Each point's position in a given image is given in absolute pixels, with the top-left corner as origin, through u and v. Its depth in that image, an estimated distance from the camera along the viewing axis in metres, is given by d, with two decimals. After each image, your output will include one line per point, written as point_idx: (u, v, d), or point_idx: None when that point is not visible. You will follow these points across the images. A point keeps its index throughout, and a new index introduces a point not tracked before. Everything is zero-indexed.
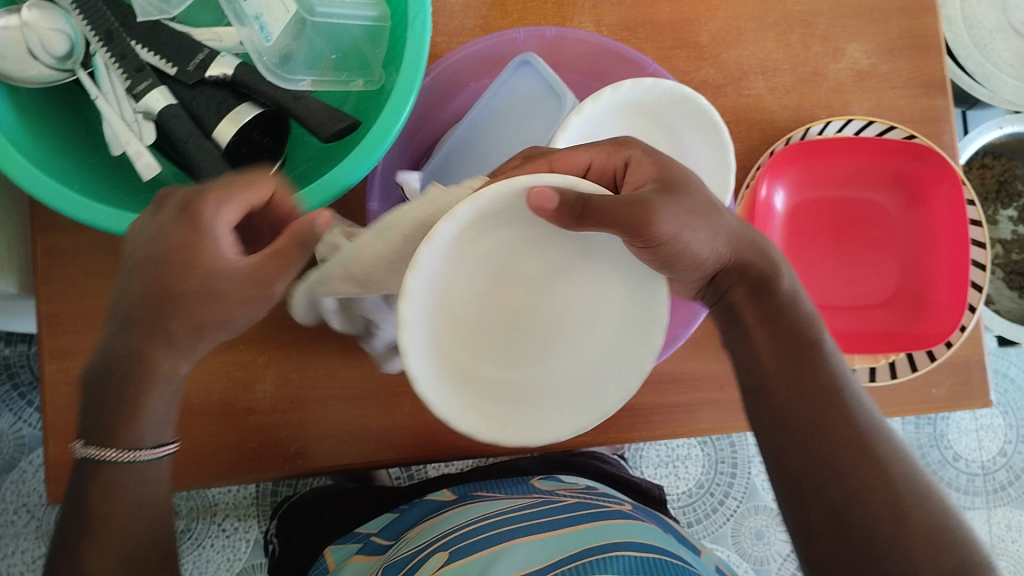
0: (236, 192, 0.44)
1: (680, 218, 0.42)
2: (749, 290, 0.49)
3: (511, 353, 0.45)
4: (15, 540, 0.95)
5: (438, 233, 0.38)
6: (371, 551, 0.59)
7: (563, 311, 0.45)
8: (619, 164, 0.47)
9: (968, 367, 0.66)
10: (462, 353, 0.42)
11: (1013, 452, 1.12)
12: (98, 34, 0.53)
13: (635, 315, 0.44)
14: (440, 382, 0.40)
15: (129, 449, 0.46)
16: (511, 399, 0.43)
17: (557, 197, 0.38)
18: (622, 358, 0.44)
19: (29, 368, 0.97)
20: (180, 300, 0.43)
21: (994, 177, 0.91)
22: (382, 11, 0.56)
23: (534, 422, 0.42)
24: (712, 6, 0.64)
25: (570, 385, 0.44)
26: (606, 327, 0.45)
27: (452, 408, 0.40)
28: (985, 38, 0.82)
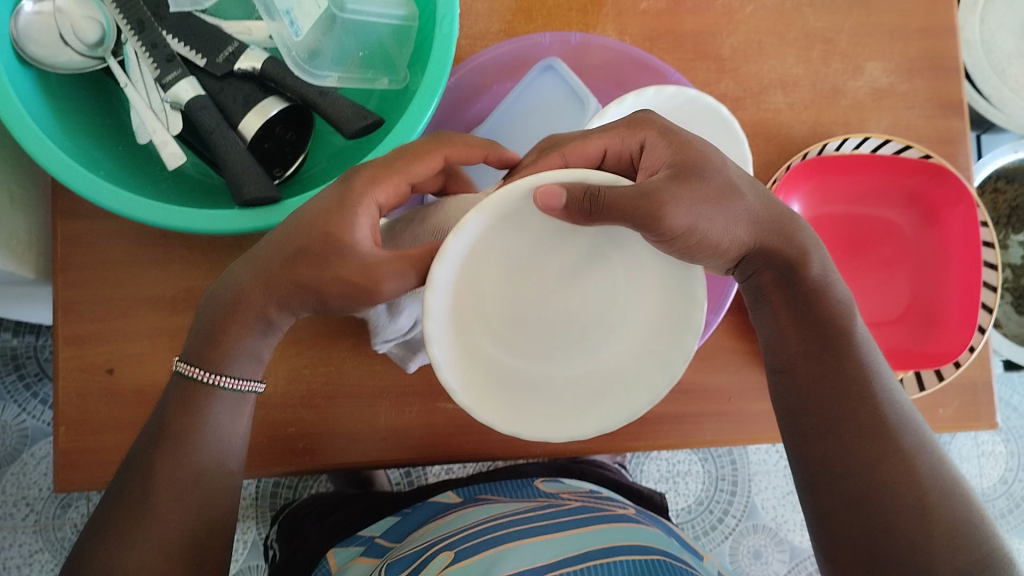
0: (387, 172, 0.44)
1: (694, 204, 0.41)
2: (778, 278, 0.48)
3: (541, 346, 0.47)
4: (13, 533, 0.94)
5: (463, 225, 0.39)
6: (375, 553, 0.59)
7: (595, 306, 0.47)
8: (635, 146, 0.45)
9: (975, 387, 0.66)
10: (488, 345, 0.45)
11: (1014, 480, 1.12)
12: (130, 23, 0.54)
13: (675, 310, 0.45)
14: (466, 373, 0.42)
15: (216, 375, 0.46)
16: (540, 392, 0.45)
17: (565, 194, 0.39)
18: (655, 351, 0.45)
19: (36, 359, 0.98)
20: (303, 263, 0.43)
21: (1006, 202, 0.92)
22: (411, 11, 0.56)
23: (562, 414, 0.44)
24: (735, 20, 0.65)
25: (597, 387, 0.46)
26: (640, 322, 0.46)
27: (473, 397, 0.42)
28: (1002, 63, 0.83)
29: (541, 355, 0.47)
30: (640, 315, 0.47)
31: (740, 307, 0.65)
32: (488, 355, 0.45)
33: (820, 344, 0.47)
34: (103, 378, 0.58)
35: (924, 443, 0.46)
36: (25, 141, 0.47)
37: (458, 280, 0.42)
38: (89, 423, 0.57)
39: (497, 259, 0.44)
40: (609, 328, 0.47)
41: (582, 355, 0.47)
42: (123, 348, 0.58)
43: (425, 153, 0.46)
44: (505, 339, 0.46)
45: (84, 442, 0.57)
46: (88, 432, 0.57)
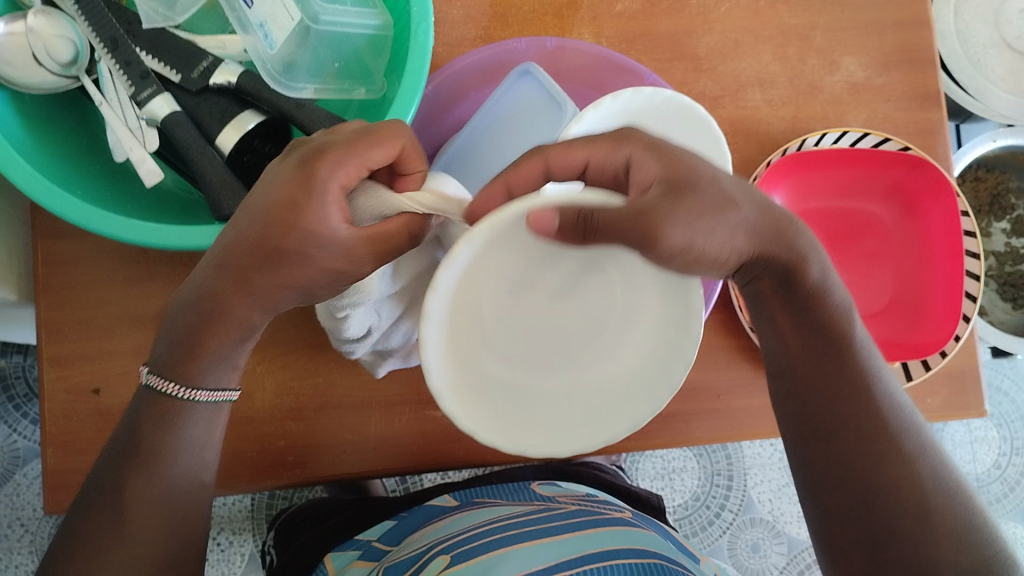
0: (349, 155, 0.41)
1: (689, 225, 0.39)
2: (776, 279, 0.47)
3: (544, 358, 0.45)
4: (8, 554, 0.94)
5: (454, 258, 0.37)
6: (371, 556, 0.59)
7: (598, 312, 0.45)
8: (619, 163, 0.43)
9: (962, 375, 0.66)
10: (490, 364, 0.43)
11: (1007, 465, 1.13)
12: (103, 41, 0.53)
13: (674, 319, 0.43)
14: (467, 394, 0.41)
15: (192, 389, 0.44)
16: (544, 408, 0.44)
17: (558, 218, 0.35)
18: (658, 363, 0.43)
19: (25, 379, 0.97)
20: (276, 255, 0.41)
21: (987, 190, 0.92)
22: (386, 20, 0.56)
23: (568, 431, 0.43)
24: (710, 20, 0.65)
25: (600, 393, 0.44)
26: (642, 330, 0.44)
27: (474, 421, 0.41)
28: (977, 53, 0.84)
29: (544, 367, 0.45)
30: (642, 322, 0.44)
31: (726, 304, 0.65)
32: (490, 375, 0.43)
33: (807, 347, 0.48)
34: (89, 399, 0.58)
35: (909, 436, 0.46)
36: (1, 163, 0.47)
37: (451, 310, 0.39)
38: (77, 445, 0.57)
39: (495, 278, 0.41)
40: (614, 335, 0.45)
41: (587, 365, 0.45)
42: (109, 367, 0.58)
43: (386, 135, 0.42)
44: (507, 354, 0.44)
45: (73, 462, 0.57)
46: (76, 453, 0.57)
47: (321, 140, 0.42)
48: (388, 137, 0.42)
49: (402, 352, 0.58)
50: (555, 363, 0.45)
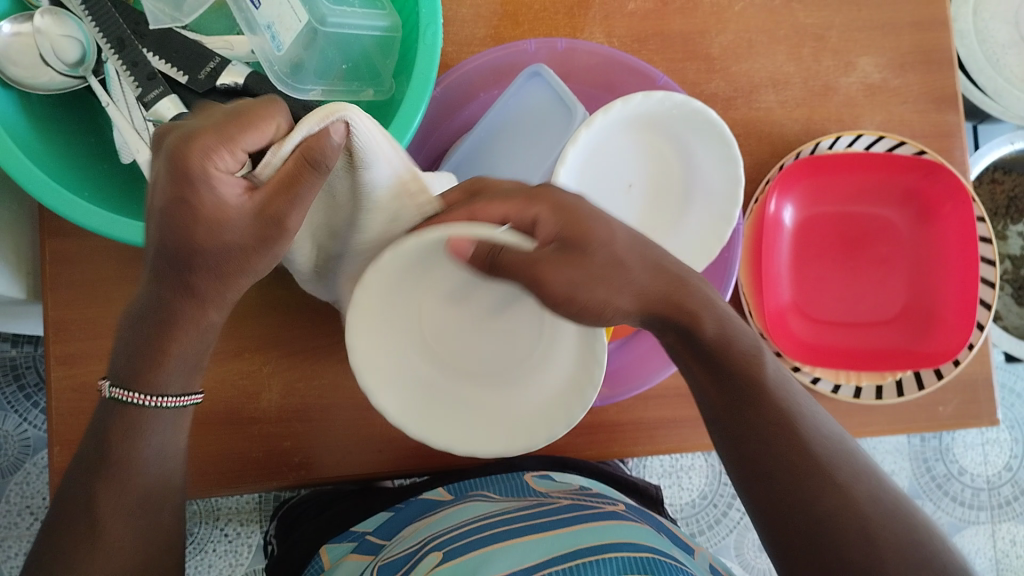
0: (218, 139, 0.36)
1: (574, 274, 0.41)
2: (677, 333, 0.46)
3: (477, 379, 0.51)
4: (18, 542, 0.95)
5: (368, 277, 0.43)
6: (367, 549, 0.58)
7: (525, 346, 0.51)
8: (528, 221, 0.42)
9: (975, 385, 0.65)
10: (423, 372, 0.50)
11: (1018, 467, 1.12)
12: (110, 41, 0.53)
13: (574, 350, 0.48)
14: (390, 377, 0.47)
15: (156, 396, 0.44)
16: (473, 417, 0.49)
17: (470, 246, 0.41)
18: (564, 392, 0.47)
19: (35, 369, 0.97)
20: (202, 254, 0.39)
21: (1004, 193, 0.91)
22: (394, 21, 0.56)
23: (484, 432, 0.48)
24: (724, 19, 0.64)
25: (509, 411, 0.49)
26: (557, 361, 0.49)
27: (403, 413, 0.47)
28: (997, 53, 0.82)
29: (477, 385, 0.51)
30: (558, 354, 0.49)
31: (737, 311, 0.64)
32: (422, 380, 0.50)
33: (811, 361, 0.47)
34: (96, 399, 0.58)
35: None
36: (8, 164, 0.47)
37: (381, 320, 0.47)
38: None
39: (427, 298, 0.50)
40: (536, 364, 0.50)
41: (511, 388, 0.50)
42: None
43: (259, 115, 0.37)
44: (442, 366, 0.51)
45: None
46: None
47: (189, 125, 0.37)
48: (261, 117, 0.37)
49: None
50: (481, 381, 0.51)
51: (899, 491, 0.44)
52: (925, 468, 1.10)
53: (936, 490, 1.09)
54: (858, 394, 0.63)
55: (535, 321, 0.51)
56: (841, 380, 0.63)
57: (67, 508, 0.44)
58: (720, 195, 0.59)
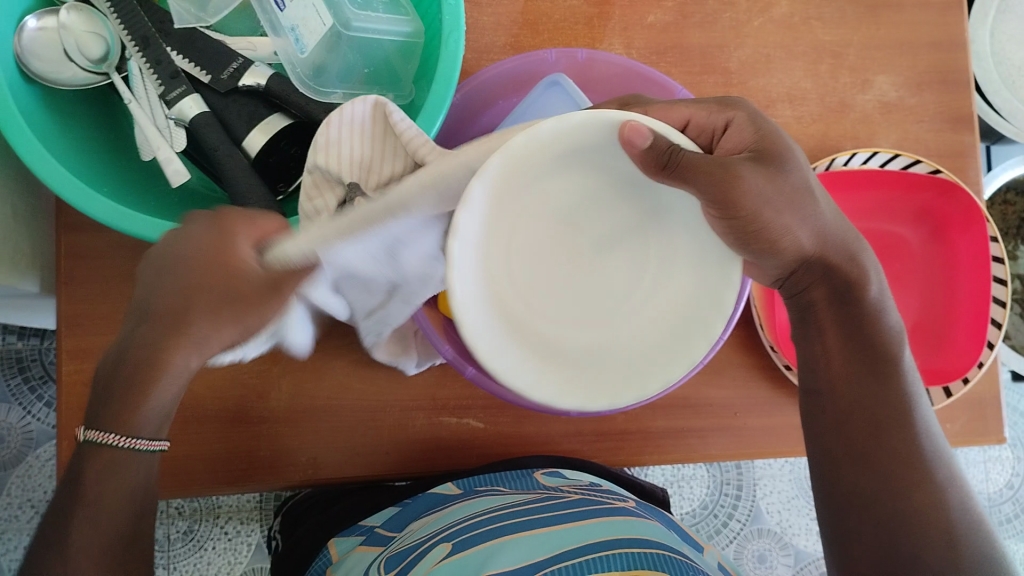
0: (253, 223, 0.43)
1: (761, 184, 0.41)
2: (830, 294, 0.47)
3: (561, 318, 0.42)
4: (18, 535, 0.95)
5: (492, 165, 0.36)
6: (374, 541, 0.59)
7: (619, 292, 0.43)
8: (720, 124, 0.46)
9: (982, 404, 0.65)
10: (505, 299, 0.40)
11: (1020, 485, 1.12)
12: (135, 39, 0.53)
13: (705, 294, 0.41)
14: (481, 295, 0.38)
15: (131, 437, 0.43)
16: (557, 359, 0.40)
17: (649, 137, 0.36)
18: (674, 333, 0.40)
19: (40, 362, 0.98)
20: (227, 307, 0.42)
21: (1015, 213, 0.91)
22: (417, 28, 0.55)
23: (565, 377, 0.39)
24: (742, 34, 0.65)
25: (606, 353, 0.41)
26: (662, 307, 0.42)
27: (489, 338, 0.37)
28: (1012, 74, 0.82)
29: (557, 326, 0.41)
30: (664, 296, 0.42)
31: (747, 323, 0.64)
32: (495, 304, 0.39)
33: (867, 364, 0.47)
34: None
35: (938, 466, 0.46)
36: (26, 156, 0.47)
37: (493, 220, 0.38)
38: None
39: (537, 203, 0.41)
40: (635, 306, 0.42)
41: (595, 329, 0.42)
42: None
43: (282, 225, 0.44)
44: (526, 299, 0.41)
45: None
46: None
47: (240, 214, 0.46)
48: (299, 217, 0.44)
49: (421, 345, 0.59)
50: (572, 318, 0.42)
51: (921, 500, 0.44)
52: None
53: None
54: None
55: (643, 256, 0.43)
56: None
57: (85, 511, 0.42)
58: None
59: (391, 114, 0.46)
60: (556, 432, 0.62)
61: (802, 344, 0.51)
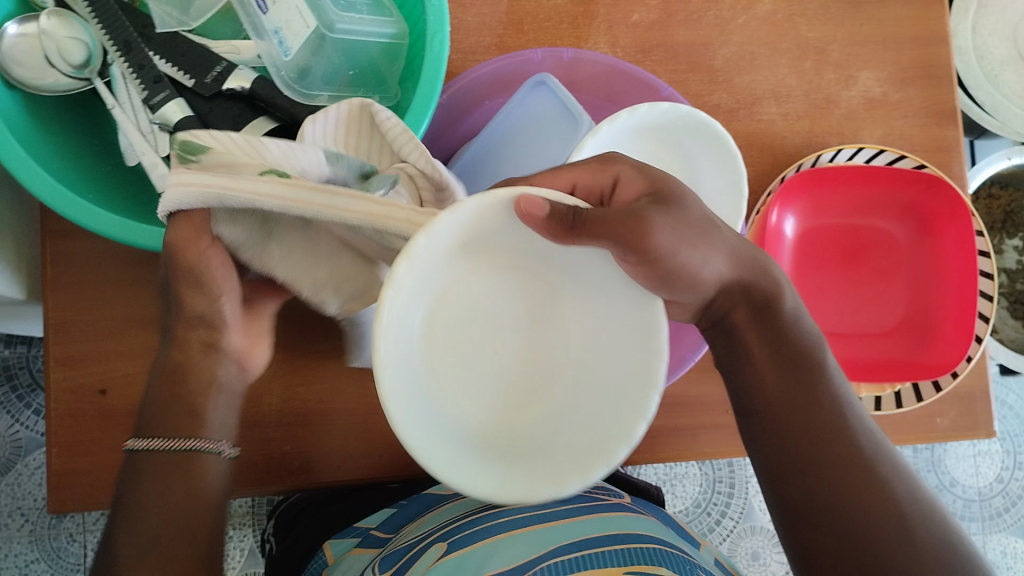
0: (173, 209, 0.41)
1: (672, 235, 0.39)
2: (750, 309, 0.46)
3: (514, 395, 0.42)
4: (8, 544, 0.94)
5: (414, 249, 0.35)
6: (371, 543, 0.58)
7: (562, 356, 0.42)
8: (606, 182, 0.44)
9: (972, 397, 0.66)
10: (449, 401, 0.39)
11: (1009, 479, 1.12)
12: (117, 44, 0.53)
13: (635, 343, 0.39)
14: (422, 422, 0.36)
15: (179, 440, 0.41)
16: (507, 458, 0.37)
17: (546, 205, 0.36)
18: (621, 394, 0.38)
19: (28, 370, 0.97)
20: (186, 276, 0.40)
21: (1000, 207, 0.92)
22: (401, 29, 0.56)
23: (531, 474, 0.36)
24: (727, 31, 0.65)
25: (571, 436, 0.38)
26: (604, 370, 0.40)
27: (443, 460, 0.35)
28: (995, 69, 0.83)
29: (507, 417, 0.41)
30: (602, 360, 0.40)
31: None
32: (436, 415, 0.37)
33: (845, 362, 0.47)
34: (96, 401, 0.57)
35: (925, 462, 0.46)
36: (12, 165, 0.46)
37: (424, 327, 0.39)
38: (83, 444, 0.57)
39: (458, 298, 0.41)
40: (584, 375, 0.41)
41: (548, 400, 0.42)
42: (115, 369, 0.58)
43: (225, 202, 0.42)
44: (474, 394, 0.41)
45: (79, 463, 0.57)
46: (81, 454, 0.57)
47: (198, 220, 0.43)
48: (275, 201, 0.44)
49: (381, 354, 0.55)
50: (521, 403, 0.42)
51: (918, 491, 0.44)
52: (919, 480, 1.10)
53: None
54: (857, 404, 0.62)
55: (578, 321, 0.42)
56: None
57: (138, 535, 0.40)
58: (723, 205, 0.59)
59: (377, 113, 0.45)
60: None
61: (730, 371, 0.49)
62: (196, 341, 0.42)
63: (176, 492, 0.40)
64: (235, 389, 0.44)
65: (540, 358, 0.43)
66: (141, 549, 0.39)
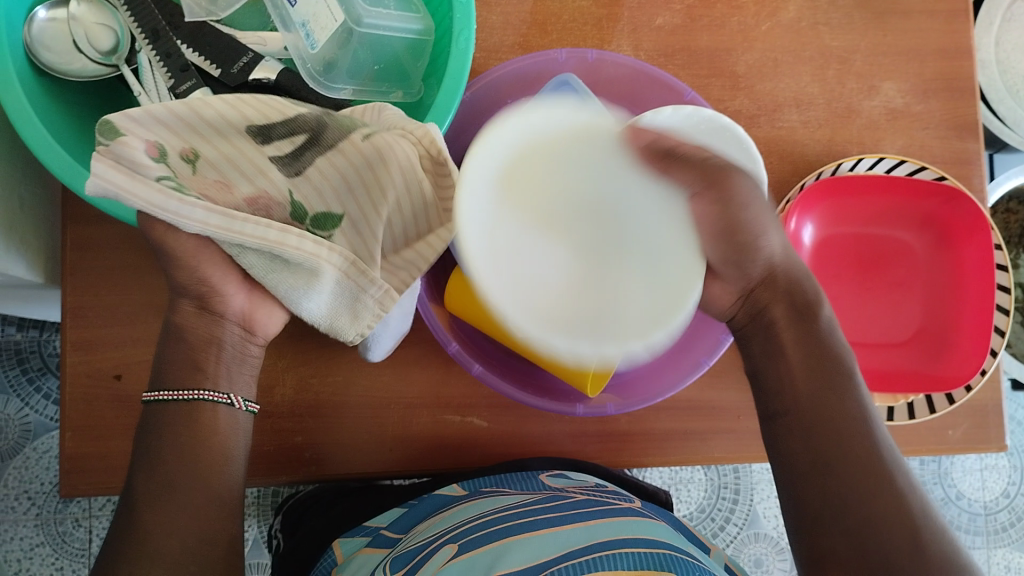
0: None
1: (745, 197, 0.49)
2: (791, 316, 0.50)
3: (588, 273, 0.44)
4: (14, 526, 0.95)
5: (501, 125, 0.42)
6: (381, 543, 0.57)
7: (641, 245, 0.44)
8: (707, 156, 0.49)
9: (985, 411, 0.66)
10: (538, 289, 0.42)
11: (1016, 494, 1.12)
12: (145, 32, 0.54)
13: (682, 243, 0.44)
14: (495, 268, 0.41)
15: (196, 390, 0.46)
16: (589, 328, 0.41)
17: (643, 142, 0.48)
18: (670, 280, 0.42)
19: (40, 354, 0.97)
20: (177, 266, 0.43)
21: (1018, 222, 0.91)
22: (428, 25, 0.56)
23: (585, 332, 0.41)
24: (750, 37, 0.65)
25: (614, 324, 0.42)
26: (665, 263, 0.43)
27: (527, 319, 0.41)
28: (1017, 83, 0.83)
29: (583, 306, 0.42)
30: (664, 249, 0.44)
31: None
32: (525, 299, 0.41)
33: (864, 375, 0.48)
34: (110, 386, 0.58)
35: None
36: (37, 149, 0.46)
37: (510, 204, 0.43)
38: (97, 429, 0.57)
39: (533, 201, 0.44)
40: (650, 264, 0.43)
41: (621, 280, 0.43)
42: (131, 355, 0.58)
43: None
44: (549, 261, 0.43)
45: (91, 447, 0.57)
46: (94, 439, 0.57)
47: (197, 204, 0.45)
48: None
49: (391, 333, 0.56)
50: (593, 275, 0.44)
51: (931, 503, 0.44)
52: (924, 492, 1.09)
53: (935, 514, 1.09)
54: None
55: (650, 219, 0.45)
56: None
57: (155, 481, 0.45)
58: None
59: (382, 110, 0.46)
60: (556, 432, 0.62)
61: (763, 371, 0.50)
62: (189, 307, 0.46)
63: (188, 441, 0.45)
64: (243, 350, 0.48)
65: (615, 228, 0.45)
66: (171, 502, 0.44)
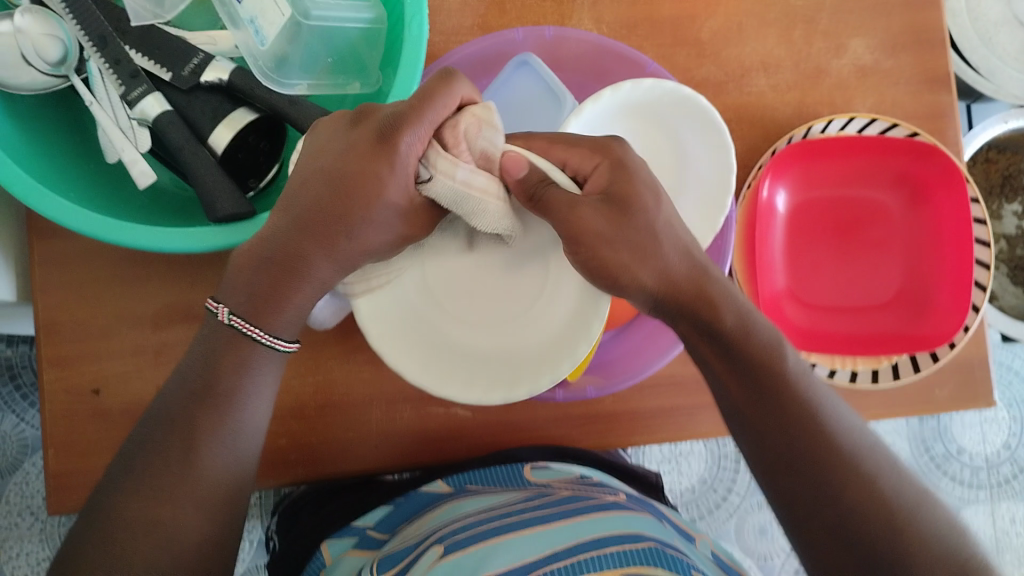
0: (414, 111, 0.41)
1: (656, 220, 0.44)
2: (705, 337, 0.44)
3: (498, 316, 0.49)
4: (19, 542, 0.95)
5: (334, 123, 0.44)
6: (367, 544, 0.59)
7: (537, 301, 0.48)
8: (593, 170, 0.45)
9: (971, 367, 0.65)
10: (456, 320, 0.49)
11: (1017, 445, 1.11)
12: (91, 38, 0.52)
13: (572, 324, 0.45)
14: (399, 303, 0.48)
15: (269, 334, 0.43)
16: (470, 357, 0.47)
17: (525, 170, 0.43)
18: (544, 356, 0.46)
19: (31, 369, 0.97)
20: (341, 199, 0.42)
21: (998, 171, 0.91)
22: (379, 13, 0.55)
23: (453, 370, 0.46)
24: (714, 1, 0.63)
25: (487, 366, 0.47)
26: (548, 324, 0.47)
27: (372, 312, 0.46)
28: (988, 31, 0.82)
29: (477, 328, 0.49)
30: (557, 312, 0.46)
31: None
32: (413, 293, 0.48)
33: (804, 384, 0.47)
34: (90, 400, 0.58)
35: None
36: None
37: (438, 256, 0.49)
38: (81, 444, 0.57)
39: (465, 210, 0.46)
40: (535, 317, 0.47)
41: (517, 331, 0.48)
42: (108, 367, 0.58)
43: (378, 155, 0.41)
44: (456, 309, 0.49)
45: (75, 462, 0.57)
46: (79, 454, 0.57)
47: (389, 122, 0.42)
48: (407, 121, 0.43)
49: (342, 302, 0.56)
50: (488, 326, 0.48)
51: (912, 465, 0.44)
52: (923, 449, 1.10)
53: (935, 469, 1.10)
54: (854, 377, 0.62)
55: (545, 276, 0.48)
56: (835, 365, 0.62)
57: (156, 456, 0.41)
58: (711, 183, 0.59)
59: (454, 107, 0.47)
60: (541, 417, 0.61)
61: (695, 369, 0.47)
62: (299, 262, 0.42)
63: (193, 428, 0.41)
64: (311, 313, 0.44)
65: (520, 288, 0.49)
66: None
